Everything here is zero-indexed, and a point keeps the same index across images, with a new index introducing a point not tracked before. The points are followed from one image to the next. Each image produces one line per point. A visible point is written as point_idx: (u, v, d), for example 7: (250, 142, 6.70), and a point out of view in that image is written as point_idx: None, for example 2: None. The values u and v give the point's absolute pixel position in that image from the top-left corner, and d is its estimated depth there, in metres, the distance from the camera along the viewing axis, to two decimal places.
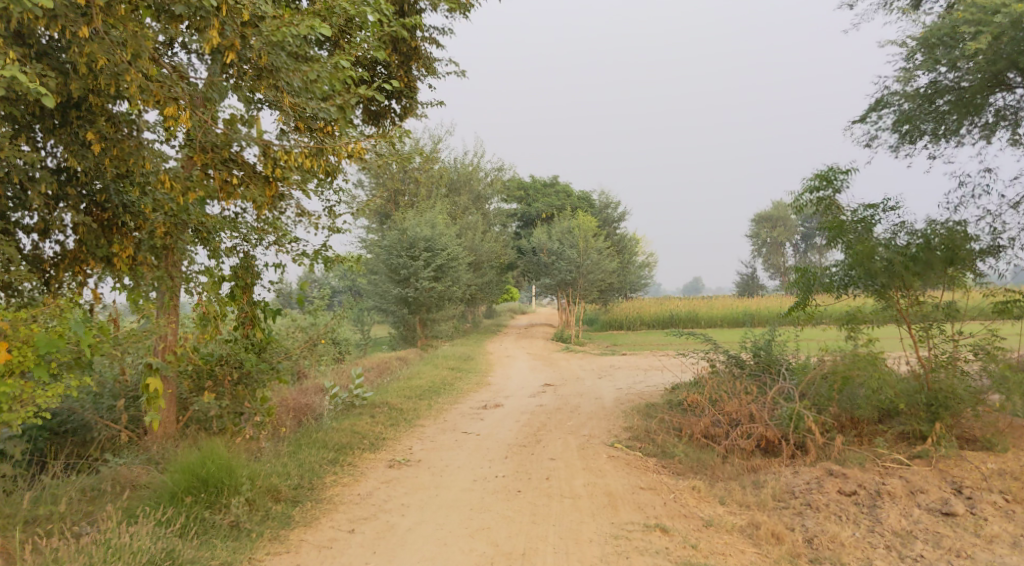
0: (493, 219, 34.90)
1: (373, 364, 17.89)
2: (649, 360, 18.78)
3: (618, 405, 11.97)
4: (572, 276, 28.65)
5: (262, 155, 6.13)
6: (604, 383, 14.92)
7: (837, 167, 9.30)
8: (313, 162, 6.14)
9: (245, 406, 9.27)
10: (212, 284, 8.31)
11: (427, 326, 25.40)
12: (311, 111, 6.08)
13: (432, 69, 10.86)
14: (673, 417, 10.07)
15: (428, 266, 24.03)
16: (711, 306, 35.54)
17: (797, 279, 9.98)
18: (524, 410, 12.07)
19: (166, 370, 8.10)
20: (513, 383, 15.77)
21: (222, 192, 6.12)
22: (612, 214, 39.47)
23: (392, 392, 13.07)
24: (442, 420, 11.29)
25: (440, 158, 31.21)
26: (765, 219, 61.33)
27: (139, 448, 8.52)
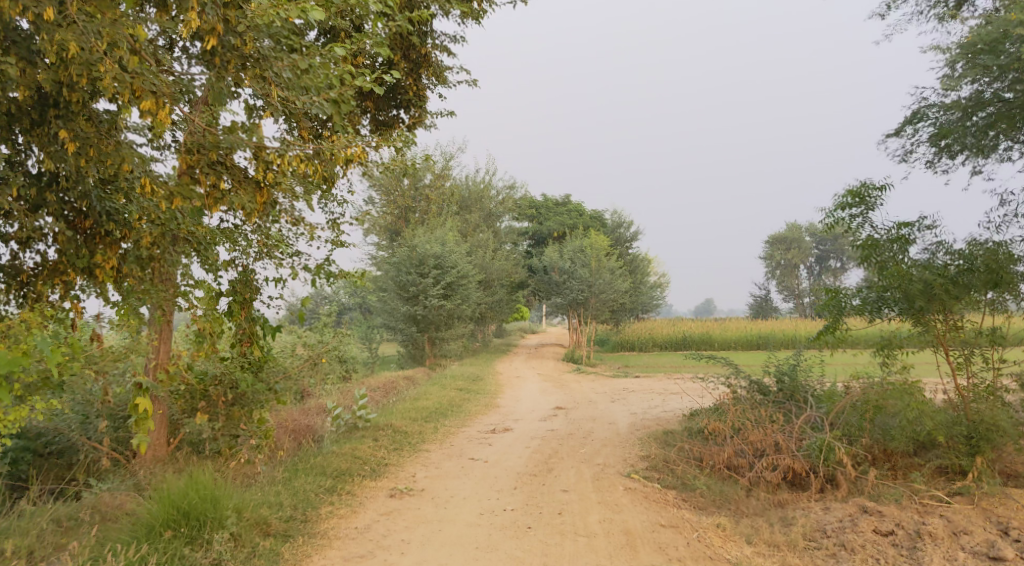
0: (504, 237, 34.49)
1: (380, 384, 17.38)
2: (664, 383, 18.21)
3: (634, 431, 11.41)
4: (584, 296, 28.11)
5: (254, 158, 5.64)
6: (618, 406, 14.36)
7: (870, 183, 8.79)
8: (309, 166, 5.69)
9: (239, 429, 8.75)
10: (209, 299, 7.78)
11: (435, 345, 24.78)
12: (304, 106, 5.59)
13: (443, 77, 10.46)
14: (694, 446, 9.50)
15: (437, 283, 23.58)
16: (725, 328, 34.97)
17: (827, 302, 9.41)
18: (534, 435, 11.52)
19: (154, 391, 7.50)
20: (524, 405, 15.21)
21: (210, 201, 5.63)
22: (624, 233, 39.05)
23: (397, 413, 12.55)
24: (449, 445, 10.75)
25: (451, 176, 30.89)
26: (779, 241, 60.77)
27: (126, 473, 8.10)
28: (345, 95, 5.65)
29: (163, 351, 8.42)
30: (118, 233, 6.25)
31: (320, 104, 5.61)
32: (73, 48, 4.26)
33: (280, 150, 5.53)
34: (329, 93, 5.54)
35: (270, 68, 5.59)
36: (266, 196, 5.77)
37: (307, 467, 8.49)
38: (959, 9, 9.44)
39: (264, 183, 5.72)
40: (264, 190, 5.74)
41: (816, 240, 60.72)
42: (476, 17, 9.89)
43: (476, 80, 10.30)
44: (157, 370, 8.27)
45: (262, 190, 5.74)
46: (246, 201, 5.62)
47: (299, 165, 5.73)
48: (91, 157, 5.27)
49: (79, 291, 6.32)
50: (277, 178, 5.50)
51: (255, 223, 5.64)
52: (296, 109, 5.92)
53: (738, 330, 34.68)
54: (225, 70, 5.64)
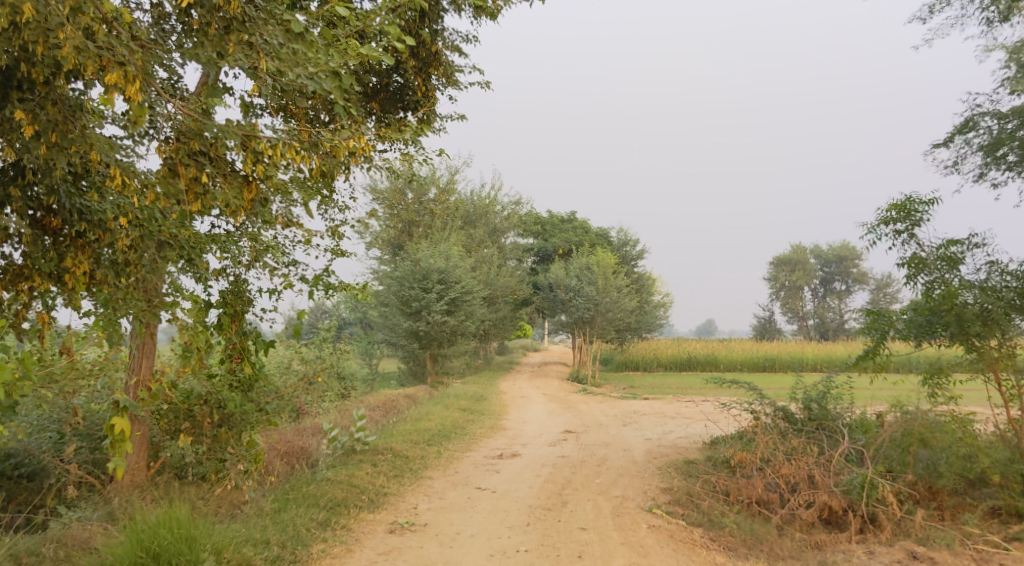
0: (509, 253, 33.85)
1: (379, 402, 16.65)
2: (675, 407, 17.49)
3: (651, 459, 10.66)
4: (590, 314, 27.36)
5: (242, 150, 4.96)
6: (630, 431, 13.62)
7: (916, 197, 8.13)
8: (303, 159, 5.05)
9: (226, 453, 8.04)
10: (196, 309, 7.11)
11: (437, 362, 24.05)
12: (297, 81, 4.94)
13: (454, 79, 9.85)
14: (720, 479, 8.76)
15: (441, 299, 22.91)
16: (732, 349, 34.26)
17: (868, 326, 8.73)
18: (544, 461, 10.78)
19: (136, 410, 6.79)
20: (530, 428, 14.46)
21: (191, 199, 4.95)
22: (630, 251, 38.44)
23: (397, 435, 11.81)
24: (453, 472, 10.00)
25: (456, 191, 30.40)
26: (784, 263, 60.19)
27: (100, 499, 7.35)
28: (344, 66, 4.99)
29: (145, 365, 7.69)
30: (92, 234, 5.57)
31: (318, 78, 4.97)
32: (27, 9, 3.64)
33: (272, 140, 4.86)
34: (328, 65, 4.91)
35: (258, 35, 4.98)
36: (256, 194, 5.08)
37: (299, 497, 7.78)
38: (1010, 13, 8.84)
39: (254, 179, 5.03)
40: (253, 187, 5.05)
41: (823, 262, 60.14)
42: (491, 15, 9.28)
43: (489, 83, 9.73)
44: (138, 387, 7.56)
45: (250, 187, 5.04)
46: (233, 199, 4.93)
47: (294, 158, 5.07)
48: (53, 144, 4.59)
49: (47, 298, 5.64)
50: (268, 175, 4.80)
51: (244, 226, 4.94)
52: (287, 87, 5.28)
53: (745, 352, 33.88)
54: (204, 35, 5.03)
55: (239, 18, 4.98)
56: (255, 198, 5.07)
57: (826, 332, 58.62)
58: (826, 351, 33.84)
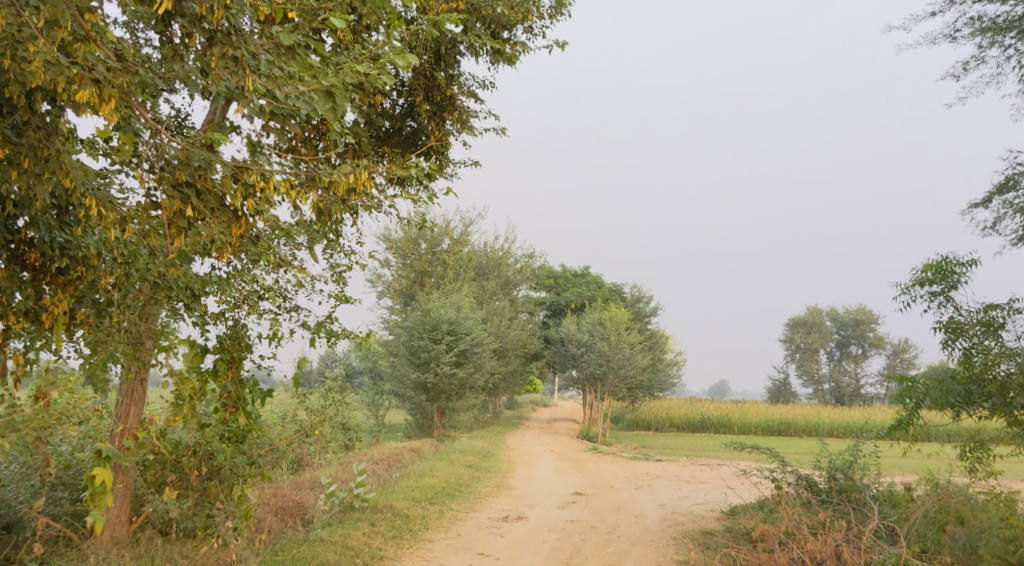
0: (522, 306, 33.49)
1: (383, 455, 16.10)
2: (689, 470, 16.83)
3: (665, 527, 10.08)
4: (601, 370, 26.71)
5: (232, 182, 4.68)
6: (643, 495, 13.02)
7: (953, 258, 7.76)
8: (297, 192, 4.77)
9: (213, 509, 7.48)
10: (192, 355, 6.79)
11: (444, 416, 23.50)
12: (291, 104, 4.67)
13: (470, 124, 9.65)
14: (740, 553, 8.20)
15: (450, 350, 22.47)
16: (746, 411, 33.45)
17: (900, 393, 8.25)
18: (552, 525, 10.22)
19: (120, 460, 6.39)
20: (538, 488, 13.86)
21: (174, 233, 4.66)
22: (644, 308, 38.00)
23: (399, 492, 11.28)
24: (455, 534, 9.46)
25: (470, 242, 30.21)
26: (800, 324, 59.46)
27: (76, 555, 6.84)
28: (338, 85, 4.74)
29: (132, 413, 7.47)
30: (75, 272, 5.36)
31: (310, 97, 4.72)
32: None
33: (264, 171, 4.58)
34: (321, 84, 4.67)
35: (245, 49, 4.74)
36: (246, 231, 4.77)
37: (288, 560, 7.27)
38: None
39: (244, 214, 4.74)
40: (242, 223, 4.75)
41: (838, 324, 59.37)
42: (510, 61, 9.11)
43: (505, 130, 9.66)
44: (123, 436, 7.28)
45: (239, 223, 4.74)
46: (220, 235, 4.62)
47: (287, 192, 4.79)
48: (24, 168, 4.35)
49: (20, 337, 5.33)
50: (260, 209, 4.49)
51: (230, 265, 4.62)
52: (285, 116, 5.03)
53: (759, 414, 33.06)
54: (191, 52, 4.82)
55: (232, 39, 4.76)
56: (244, 235, 4.76)
57: (841, 396, 57.48)
58: (842, 416, 32.96)
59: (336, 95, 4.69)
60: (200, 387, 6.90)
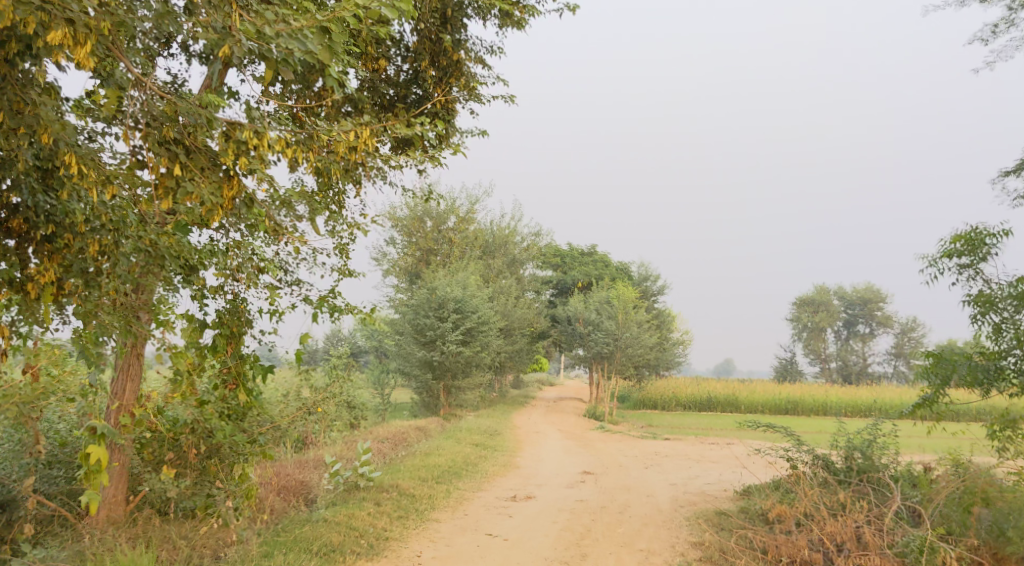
0: (528, 284, 33.16)
1: (388, 434, 15.87)
2: (698, 449, 16.59)
3: (677, 507, 9.83)
4: (608, 349, 26.44)
5: (224, 140, 4.41)
6: (653, 474, 12.78)
7: (985, 228, 7.46)
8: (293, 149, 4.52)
9: (214, 488, 7.35)
10: (189, 328, 6.61)
11: (451, 394, 23.28)
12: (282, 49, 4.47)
13: (476, 92, 9.34)
14: (757, 534, 7.95)
15: (456, 328, 22.22)
16: (753, 390, 33.19)
17: (927, 369, 7.98)
18: (561, 505, 9.98)
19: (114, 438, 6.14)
20: (546, 467, 13.62)
21: (162, 193, 4.39)
22: (651, 287, 37.69)
23: (404, 471, 11.04)
24: (462, 514, 9.22)
25: (475, 220, 29.84)
26: (807, 303, 59.05)
27: (71, 536, 6.64)
28: (334, 22, 4.63)
29: (130, 389, 7.26)
30: (61, 238, 5.07)
31: (303, 37, 4.57)
32: None
33: (257, 126, 4.31)
34: (317, 20, 4.59)
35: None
36: (239, 192, 4.50)
37: (291, 540, 7.03)
38: None
39: (236, 173, 4.47)
40: (235, 183, 4.48)
41: (846, 303, 58.94)
42: (519, 25, 8.75)
43: (513, 95, 9.54)
44: (120, 413, 7.05)
45: (231, 182, 4.47)
46: (211, 195, 4.35)
47: (282, 150, 4.53)
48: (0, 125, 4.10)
49: (4, 309, 5.08)
50: (254, 166, 4.22)
51: (223, 226, 4.35)
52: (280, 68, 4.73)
53: (767, 393, 32.79)
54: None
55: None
56: (237, 195, 4.49)
57: (849, 376, 57.16)
58: (851, 395, 32.67)
59: (332, 33, 4.65)
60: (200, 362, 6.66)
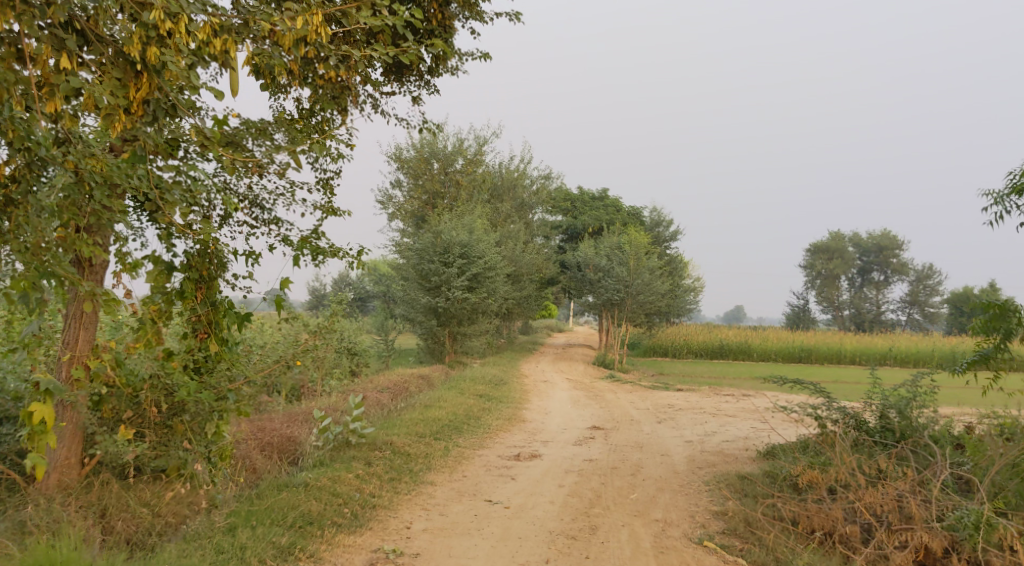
0: (537, 229, 32.18)
1: (389, 382, 15.15)
2: (713, 401, 15.87)
3: (695, 470, 9.07)
4: (619, 295, 25.60)
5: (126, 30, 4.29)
6: (667, 429, 12.03)
7: None
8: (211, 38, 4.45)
9: (184, 448, 6.62)
10: (155, 273, 5.98)
11: (456, 341, 22.50)
12: None
13: (480, 10, 8.30)
14: (788, 503, 7.16)
15: (462, 273, 21.36)
16: (766, 337, 32.45)
17: (989, 323, 7.14)
18: (568, 465, 9.25)
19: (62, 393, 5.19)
20: (553, 421, 12.89)
21: (59, 93, 4.15)
22: (663, 232, 36.72)
23: (401, 426, 10.30)
24: (461, 476, 8.49)
25: (484, 162, 28.67)
26: (822, 250, 58.00)
27: (17, 502, 5.90)
28: None
29: (84, 338, 6.33)
30: None
31: None
32: None
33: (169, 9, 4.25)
34: None
35: None
36: (151, 93, 4.43)
37: (262, 510, 6.30)
38: None
39: (145, 70, 4.35)
40: (143, 82, 4.39)
41: (862, 250, 57.80)
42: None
43: (518, 13, 8.49)
44: (71, 365, 6.17)
45: (140, 80, 4.39)
46: (113, 95, 4.25)
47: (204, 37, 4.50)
48: None
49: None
50: (166, 59, 4.22)
51: (129, 127, 4.25)
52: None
53: (780, 340, 32.00)
54: None
55: None
56: (147, 97, 4.41)
57: (862, 323, 56.29)
58: (866, 342, 31.86)
59: None
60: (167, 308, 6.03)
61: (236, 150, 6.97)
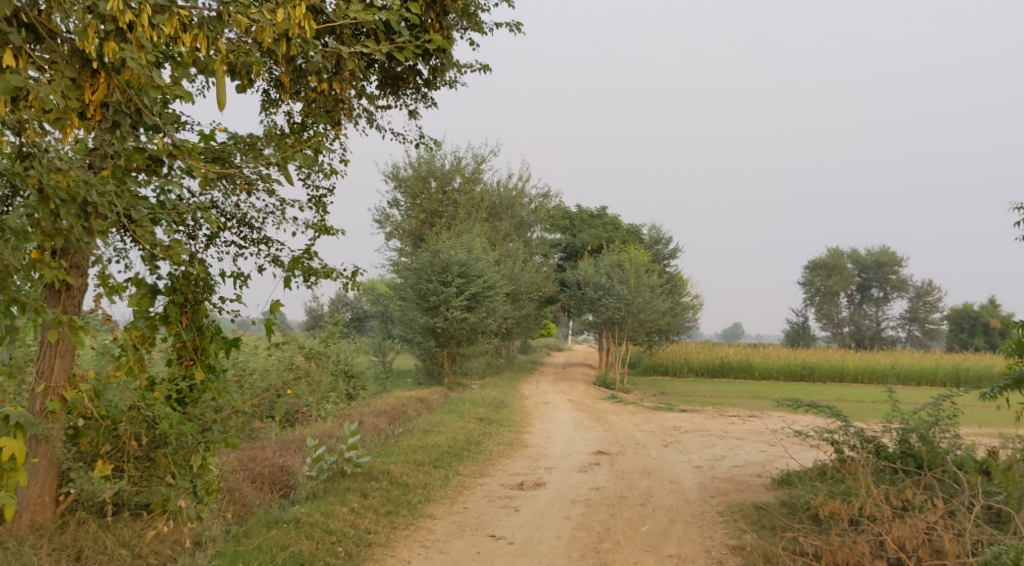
0: (536, 248, 31.83)
1: (387, 406, 14.72)
2: (719, 423, 15.43)
3: (707, 499, 8.66)
4: (620, 314, 25.20)
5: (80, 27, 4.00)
6: (674, 454, 11.60)
7: None
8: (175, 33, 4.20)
9: (167, 483, 6.20)
10: (137, 298, 5.61)
11: (455, 362, 22.08)
12: None
13: (479, 20, 8.00)
14: (810, 538, 6.74)
15: (461, 293, 21.00)
16: (768, 355, 32.02)
17: None
18: (574, 494, 8.82)
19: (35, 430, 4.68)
20: (556, 446, 12.46)
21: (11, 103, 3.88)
22: (663, 250, 36.41)
23: (398, 454, 9.88)
24: (462, 509, 8.06)
25: (482, 180, 28.41)
26: (821, 267, 57.74)
27: None
28: None
29: (60, 367, 5.88)
30: None
31: None
32: None
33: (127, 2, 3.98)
34: None
35: None
36: (109, 94, 4.22)
37: (250, 550, 5.94)
38: None
39: (102, 69, 4.14)
40: (100, 82, 4.17)
41: (861, 266, 57.57)
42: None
43: (519, 23, 8.21)
44: (45, 398, 5.77)
45: (96, 80, 4.16)
46: (68, 97, 3.99)
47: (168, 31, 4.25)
48: None
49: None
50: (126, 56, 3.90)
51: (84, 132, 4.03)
52: None
53: (782, 358, 31.57)
54: None
55: None
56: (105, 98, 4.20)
57: (862, 340, 55.89)
58: (868, 359, 31.44)
59: None
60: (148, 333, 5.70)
61: (224, 167, 6.63)
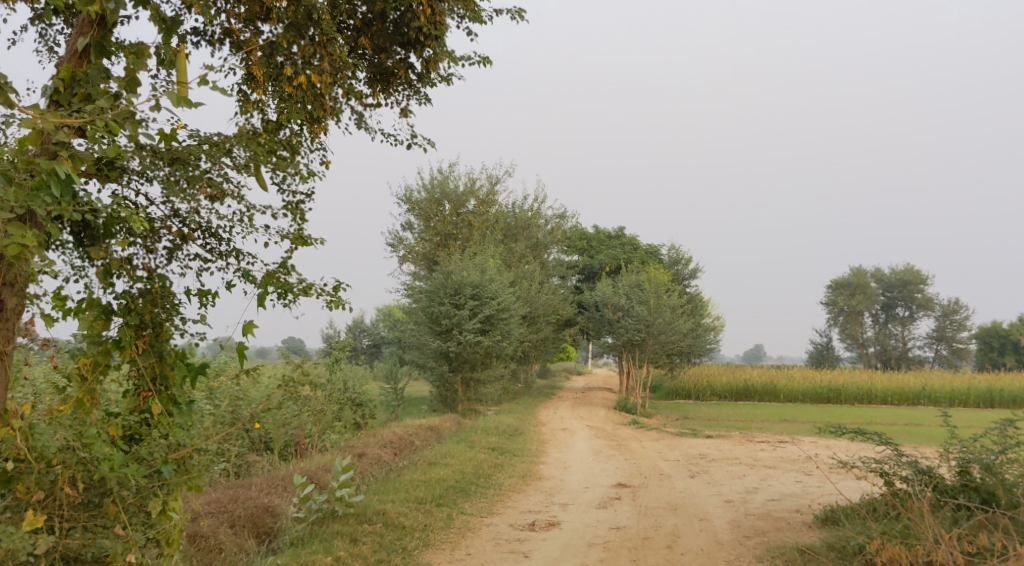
0: (553, 270, 30.88)
1: (393, 436, 13.79)
2: (748, 451, 14.36)
3: (742, 539, 7.67)
4: (639, 336, 24.18)
5: None
6: (702, 486, 10.59)
7: None
8: None
9: (116, 534, 5.29)
10: (89, 320, 5.05)
11: (469, 388, 21.12)
12: None
13: (477, 8, 7.21)
14: None
15: (474, 316, 20.12)
16: (793, 377, 30.81)
17: None
18: (593, 535, 7.85)
19: None
20: (574, 478, 11.47)
21: None
22: (682, 270, 35.40)
23: (398, 491, 8.96)
24: (465, 555, 7.11)
25: (496, 202, 27.66)
26: (844, 286, 56.35)
27: None
28: None
29: None
30: None
31: None
32: None
33: None
34: None
35: None
36: None
37: None
38: None
39: None
40: None
41: (886, 284, 56.11)
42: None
43: (521, 10, 7.42)
44: None
45: None
46: None
47: None
48: None
49: None
50: None
51: None
52: None
53: (807, 380, 30.33)
54: None
55: None
56: None
57: (889, 360, 54.19)
58: (897, 380, 30.17)
59: None
60: (99, 356, 5.14)
61: (186, 169, 5.77)
